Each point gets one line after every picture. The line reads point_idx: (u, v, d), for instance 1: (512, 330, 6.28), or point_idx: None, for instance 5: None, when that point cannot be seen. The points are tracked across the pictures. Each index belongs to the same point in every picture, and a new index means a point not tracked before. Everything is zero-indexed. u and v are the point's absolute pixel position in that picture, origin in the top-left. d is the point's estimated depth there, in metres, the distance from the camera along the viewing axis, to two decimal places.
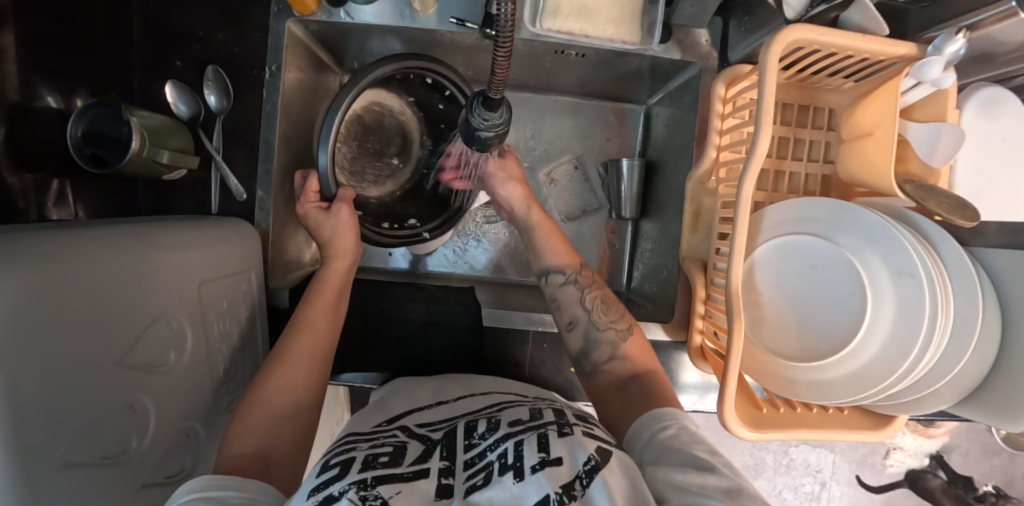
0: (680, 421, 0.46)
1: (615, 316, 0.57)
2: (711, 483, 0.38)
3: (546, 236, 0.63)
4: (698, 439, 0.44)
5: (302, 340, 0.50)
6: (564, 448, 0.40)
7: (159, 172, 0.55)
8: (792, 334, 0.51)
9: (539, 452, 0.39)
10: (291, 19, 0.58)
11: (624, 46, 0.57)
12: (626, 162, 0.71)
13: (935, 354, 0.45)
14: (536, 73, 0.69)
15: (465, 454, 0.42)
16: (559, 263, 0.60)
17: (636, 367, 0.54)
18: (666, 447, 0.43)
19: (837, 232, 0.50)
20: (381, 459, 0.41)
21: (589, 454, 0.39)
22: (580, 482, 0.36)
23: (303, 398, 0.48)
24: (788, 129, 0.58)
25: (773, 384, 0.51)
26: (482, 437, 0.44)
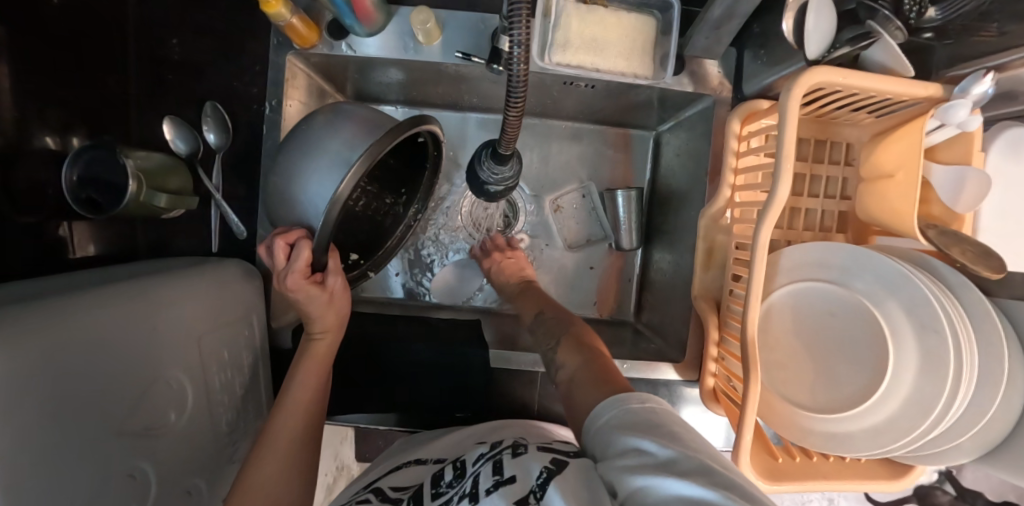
0: (626, 404, 0.36)
1: (556, 332, 0.53)
2: (655, 469, 0.29)
3: (513, 293, 0.64)
4: (645, 417, 0.34)
5: (279, 432, 0.48)
6: (518, 466, 0.37)
7: (157, 213, 0.53)
8: (808, 382, 0.50)
9: (494, 475, 0.37)
10: (291, 51, 0.56)
11: (636, 80, 0.55)
12: (624, 193, 0.69)
13: (959, 411, 0.44)
14: (543, 100, 0.67)
15: (432, 503, 0.40)
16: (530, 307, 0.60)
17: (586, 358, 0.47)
18: (611, 436, 0.34)
19: (853, 278, 0.49)
20: None
21: (542, 464, 0.36)
22: (535, 494, 0.32)
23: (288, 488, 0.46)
24: (805, 165, 0.56)
25: (789, 432, 0.50)
26: (449, 482, 0.42)
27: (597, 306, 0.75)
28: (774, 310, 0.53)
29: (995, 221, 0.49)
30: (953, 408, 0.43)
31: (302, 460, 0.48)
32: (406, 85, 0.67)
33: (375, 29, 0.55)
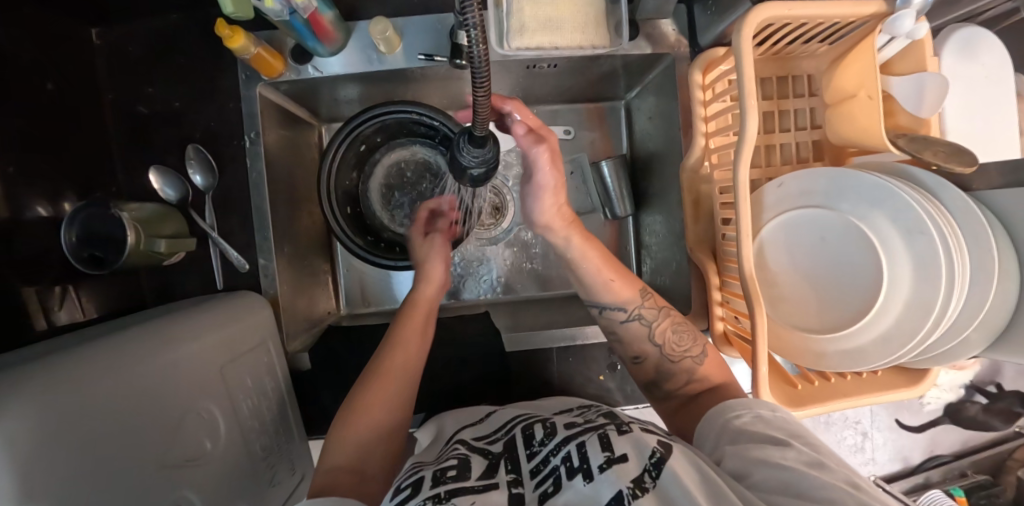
0: (755, 409, 0.44)
1: (689, 347, 0.53)
2: (793, 456, 0.37)
3: (597, 268, 0.56)
4: (777, 424, 0.42)
5: (389, 362, 0.51)
6: (627, 444, 0.40)
7: (159, 259, 0.55)
8: (812, 305, 0.51)
9: (602, 451, 0.39)
10: (260, 83, 0.58)
11: (595, 51, 0.56)
12: (607, 163, 0.70)
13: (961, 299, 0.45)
14: (511, 88, 0.69)
15: (529, 464, 0.42)
16: (613, 300, 0.55)
17: (712, 382, 0.51)
18: (740, 434, 0.42)
19: (836, 199, 0.50)
20: (449, 474, 0.40)
21: (652, 447, 0.39)
22: (649, 474, 0.36)
23: (397, 414, 0.48)
24: (772, 103, 0.58)
25: (803, 359, 0.51)
26: (541, 441, 0.43)
27: None
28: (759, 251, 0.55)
29: (956, 123, 0.51)
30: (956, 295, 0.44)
31: (410, 391, 0.50)
32: (371, 98, 0.69)
33: (337, 48, 0.57)
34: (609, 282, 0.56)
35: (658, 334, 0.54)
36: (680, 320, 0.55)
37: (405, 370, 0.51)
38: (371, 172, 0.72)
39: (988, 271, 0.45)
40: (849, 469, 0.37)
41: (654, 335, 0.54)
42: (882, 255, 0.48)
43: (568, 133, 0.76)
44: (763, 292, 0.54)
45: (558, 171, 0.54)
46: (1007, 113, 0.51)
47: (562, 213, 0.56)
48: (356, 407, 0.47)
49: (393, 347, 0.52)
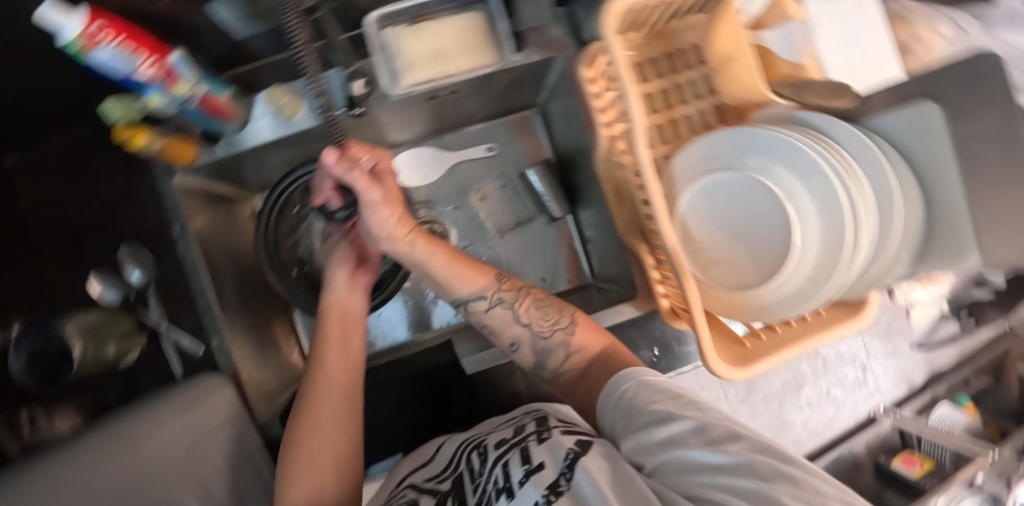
0: (640, 378, 0.46)
1: (557, 319, 0.55)
2: (682, 426, 0.40)
3: (441, 263, 0.55)
4: (661, 389, 0.44)
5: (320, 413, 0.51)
6: (545, 452, 0.43)
7: (113, 362, 0.57)
8: (743, 263, 0.52)
9: (523, 466, 0.43)
10: (176, 173, 0.59)
11: (485, 70, 0.58)
12: (532, 171, 0.72)
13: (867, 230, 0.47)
14: (422, 119, 0.70)
15: (472, 492, 0.46)
16: (471, 290, 0.55)
17: (591, 353, 0.53)
18: (630, 408, 0.44)
19: (739, 158, 0.52)
20: None
21: (567, 448, 0.42)
22: (563, 478, 0.39)
23: (349, 458, 0.50)
24: (665, 80, 0.59)
25: (747, 318, 0.52)
26: (478, 471, 0.48)
27: (556, 278, 0.77)
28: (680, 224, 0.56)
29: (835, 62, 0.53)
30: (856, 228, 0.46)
31: (353, 435, 0.52)
32: (291, 160, 0.70)
33: (242, 121, 0.59)
34: (461, 273, 0.56)
35: (525, 315, 0.55)
36: (542, 296, 0.57)
37: (340, 414, 0.51)
38: (317, 224, 0.72)
39: (890, 196, 0.47)
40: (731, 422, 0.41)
41: (519, 316, 0.55)
42: (785, 203, 0.49)
43: (493, 148, 0.77)
44: (692, 262, 0.56)
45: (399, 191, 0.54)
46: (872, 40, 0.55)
47: (403, 222, 0.54)
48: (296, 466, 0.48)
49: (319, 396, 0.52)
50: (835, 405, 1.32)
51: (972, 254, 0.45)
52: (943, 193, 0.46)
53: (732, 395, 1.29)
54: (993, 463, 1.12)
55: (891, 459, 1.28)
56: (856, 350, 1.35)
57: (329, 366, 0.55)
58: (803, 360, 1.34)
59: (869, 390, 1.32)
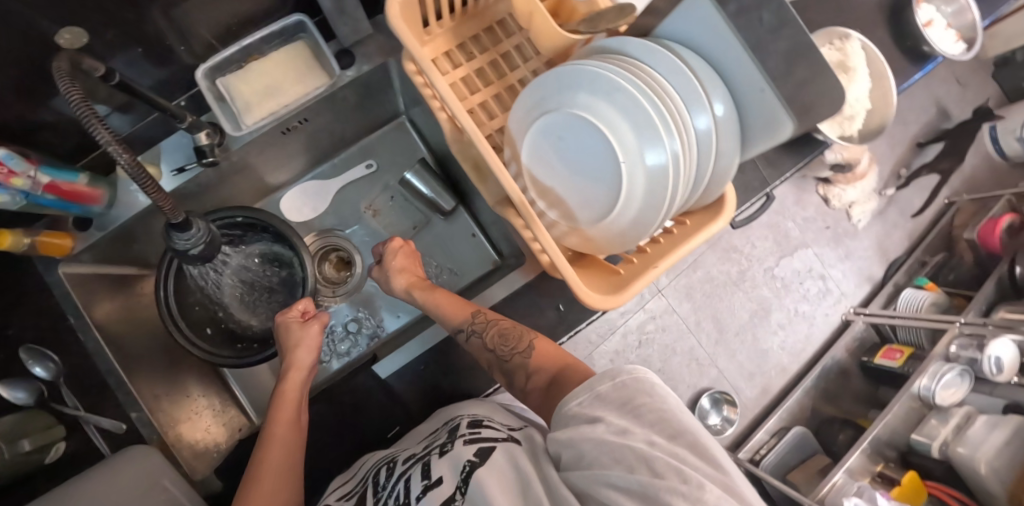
0: (592, 387, 0.49)
1: (515, 343, 0.59)
2: (605, 430, 0.43)
3: (438, 303, 0.64)
4: (607, 398, 0.47)
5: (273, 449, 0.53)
6: (445, 466, 0.52)
7: (37, 460, 0.53)
8: (592, 195, 0.53)
9: (424, 481, 0.52)
10: (60, 266, 0.61)
11: (318, 92, 0.62)
12: (411, 173, 0.74)
13: (679, 128, 0.47)
14: (292, 155, 0.73)
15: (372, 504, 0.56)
16: (450, 322, 0.61)
17: (551, 370, 0.56)
18: (575, 416, 0.48)
19: (558, 97, 0.52)
20: None
21: (466, 462, 0.51)
22: (457, 492, 0.48)
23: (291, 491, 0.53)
24: (489, 53, 0.62)
25: (612, 244, 0.54)
26: (383, 483, 0.57)
27: (467, 268, 0.78)
28: (524, 175, 0.56)
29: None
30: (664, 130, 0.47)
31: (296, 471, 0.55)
32: None
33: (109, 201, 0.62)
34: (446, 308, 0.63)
35: (490, 343, 0.60)
36: (509, 323, 0.61)
37: (289, 454, 0.54)
38: (223, 274, 0.73)
39: (694, 90, 0.47)
40: (665, 427, 0.42)
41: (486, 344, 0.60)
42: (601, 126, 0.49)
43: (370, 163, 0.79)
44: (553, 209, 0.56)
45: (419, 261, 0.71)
46: None
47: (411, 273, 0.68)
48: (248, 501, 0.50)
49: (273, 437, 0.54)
50: (808, 322, 1.39)
51: (784, 122, 0.45)
52: (743, 72, 0.46)
53: (704, 340, 1.33)
54: (961, 331, 1.14)
55: (874, 356, 1.31)
56: (811, 263, 1.40)
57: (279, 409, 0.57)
58: (764, 286, 1.37)
59: (831, 298, 1.41)
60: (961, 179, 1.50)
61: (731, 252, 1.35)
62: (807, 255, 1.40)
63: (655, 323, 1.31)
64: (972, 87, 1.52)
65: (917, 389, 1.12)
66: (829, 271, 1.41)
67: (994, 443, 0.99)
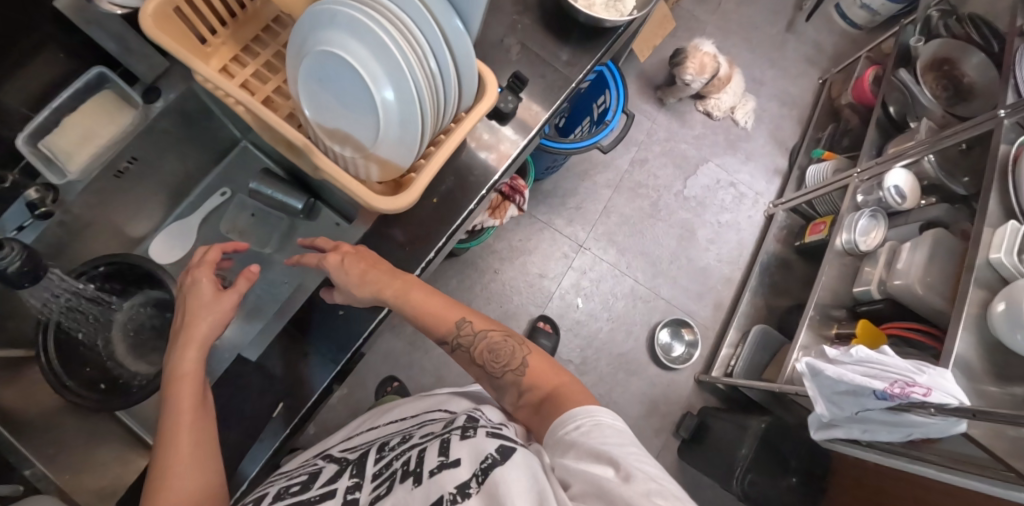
0: (594, 418, 0.51)
1: (508, 359, 0.62)
2: (608, 464, 0.44)
3: (415, 313, 0.62)
4: (608, 432, 0.49)
5: (168, 452, 0.48)
6: (463, 450, 0.49)
7: None
8: (365, 121, 0.53)
9: (439, 458, 0.49)
10: None
11: (134, 127, 0.67)
12: (254, 183, 0.75)
13: (391, 20, 0.48)
14: (141, 196, 0.76)
15: (370, 468, 0.57)
16: (442, 331, 0.63)
17: (545, 389, 0.59)
18: (574, 442, 0.49)
19: (299, 48, 0.53)
20: (292, 488, 0.57)
21: (489, 453, 0.47)
22: (475, 480, 0.45)
23: (209, 486, 0.48)
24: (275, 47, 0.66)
25: (401, 158, 0.55)
26: (390, 450, 0.59)
27: None
28: (313, 129, 0.57)
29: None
30: (377, 25, 0.48)
31: (213, 469, 0.49)
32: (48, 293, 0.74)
33: None
34: (434, 317, 0.63)
35: (479, 357, 0.63)
36: (500, 337, 0.64)
37: (198, 444, 0.49)
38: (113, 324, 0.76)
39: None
40: (659, 470, 0.44)
41: (476, 357, 0.63)
42: (332, 48, 0.50)
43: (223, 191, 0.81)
44: (346, 148, 0.57)
45: (385, 263, 0.61)
46: None
47: (354, 263, 0.59)
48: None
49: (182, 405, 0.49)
50: (735, 229, 1.43)
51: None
52: None
53: (642, 277, 1.35)
54: (860, 181, 1.19)
55: (805, 235, 1.35)
56: (718, 175, 1.46)
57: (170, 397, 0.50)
58: (681, 210, 1.41)
59: (749, 200, 1.46)
60: (824, 58, 1.60)
61: (637, 188, 1.40)
62: (711, 169, 1.46)
63: (590, 276, 1.33)
64: None
65: (842, 241, 1.17)
66: (736, 177, 1.47)
67: (919, 262, 1.00)
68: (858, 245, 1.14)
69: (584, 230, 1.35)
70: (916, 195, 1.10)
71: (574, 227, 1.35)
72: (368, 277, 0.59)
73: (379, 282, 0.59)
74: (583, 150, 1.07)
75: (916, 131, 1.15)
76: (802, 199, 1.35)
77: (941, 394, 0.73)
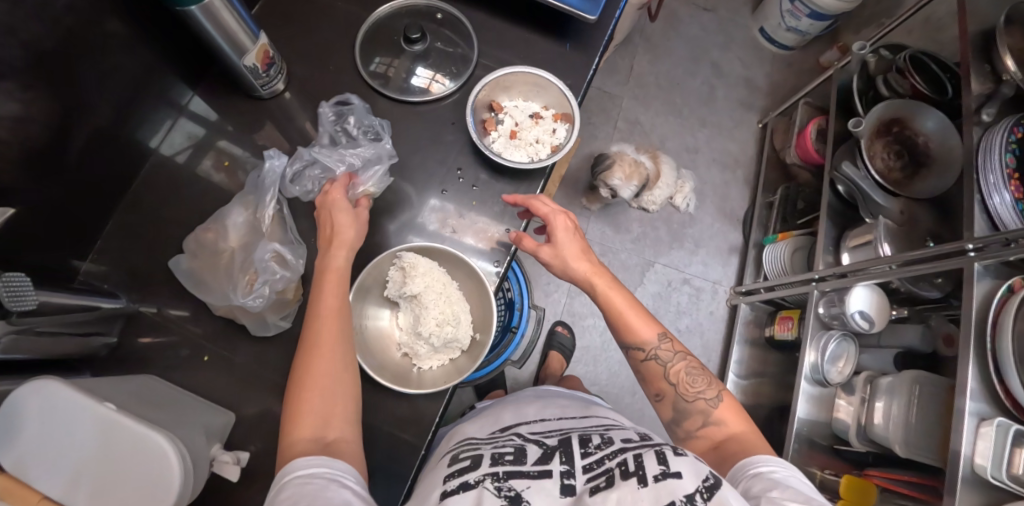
0: (787, 469, 0.51)
1: (703, 389, 0.63)
2: None
3: (619, 318, 0.66)
4: (801, 482, 0.49)
5: (314, 363, 0.50)
6: (683, 464, 0.44)
7: None
8: None
9: (659, 466, 0.44)
10: None
11: None
12: None
13: None
14: None
15: (580, 460, 0.48)
16: (633, 341, 0.65)
17: (729, 430, 0.60)
18: (771, 480, 0.49)
19: None
20: (506, 457, 0.50)
21: (709, 474, 0.44)
22: (701, 497, 0.41)
23: (351, 392, 0.51)
24: None
25: None
26: (598, 448, 0.50)
27: None
28: None
29: (64, 451, 0.45)
30: None
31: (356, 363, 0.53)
32: None
33: None
34: (626, 323, 0.66)
35: (676, 372, 0.64)
36: (695, 364, 0.65)
37: (328, 388, 0.50)
38: None
39: None
40: None
41: (670, 374, 0.64)
42: None
43: None
44: None
45: (604, 264, 0.67)
46: (63, 459, 0.45)
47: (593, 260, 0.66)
48: (309, 376, 0.50)
49: (314, 340, 0.51)
50: (698, 332, 1.29)
51: None
52: None
53: None
54: (821, 292, 1.04)
55: (774, 329, 1.20)
56: (668, 275, 1.30)
57: (324, 294, 0.54)
58: None
59: (706, 294, 1.31)
60: (760, 96, 1.40)
61: (579, 319, 1.28)
62: (658, 271, 1.30)
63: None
64: (721, 8, 1.43)
65: (809, 371, 1.02)
66: (688, 271, 1.31)
67: (897, 415, 0.87)
68: (827, 375, 1.01)
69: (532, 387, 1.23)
70: (883, 315, 0.97)
71: (520, 385, 1.23)
72: (590, 253, 0.67)
73: (594, 261, 0.66)
74: (493, 372, 0.98)
75: (873, 226, 0.97)
76: (762, 295, 1.19)
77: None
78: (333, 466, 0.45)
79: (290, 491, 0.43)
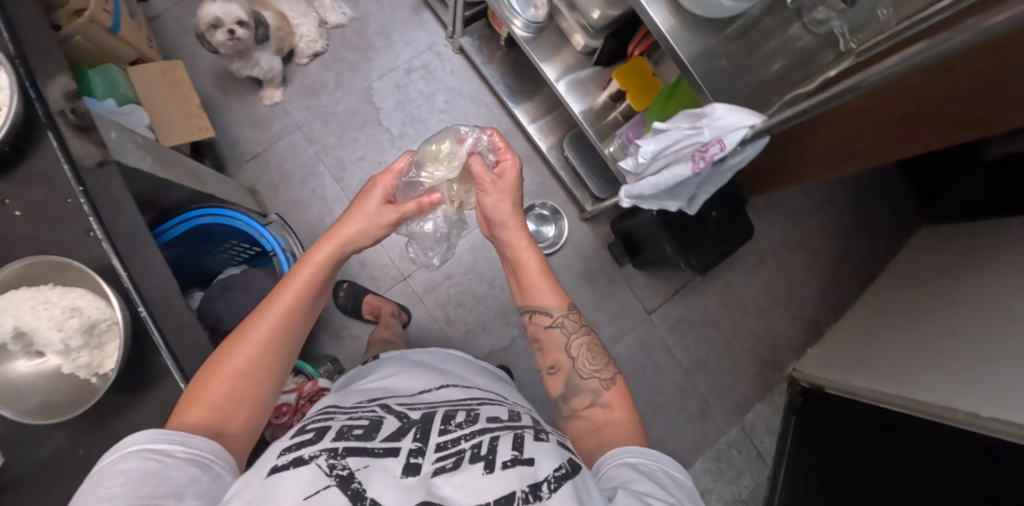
0: (666, 467, 0.43)
1: (600, 368, 0.55)
2: None
3: (525, 266, 0.60)
4: (680, 487, 0.41)
5: (251, 344, 0.47)
6: (539, 450, 0.36)
7: None
8: None
9: (512, 452, 0.36)
10: None
11: None
12: None
13: None
14: None
15: (437, 437, 0.38)
16: (544, 301, 0.58)
17: (615, 416, 0.51)
18: (637, 475, 0.40)
19: None
20: (354, 433, 0.38)
21: (563, 463, 0.36)
22: (547, 485, 0.33)
23: (265, 392, 0.47)
24: None
25: None
26: (458, 426, 0.40)
27: None
28: None
29: None
30: None
31: (291, 345, 0.50)
32: None
33: None
34: (532, 287, 0.59)
35: (581, 345, 0.57)
36: (595, 344, 0.58)
37: (243, 378, 0.45)
38: None
39: None
40: None
41: (570, 347, 0.57)
42: None
43: None
44: None
45: (523, 225, 0.61)
46: None
47: (515, 216, 0.61)
48: (234, 355, 0.46)
49: (259, 326, 0.48)
50: (460, 94, 1.18)
51: None
52: None
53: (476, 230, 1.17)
54: None
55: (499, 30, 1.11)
56: (394, 80, 1.17)
57: (289, 284, 0.51)
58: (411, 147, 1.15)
59: (434, 64, 1.19)
60: None
61: None
62: (381, 85, 1.16)
63: (441, 295, 1.13)
64: None
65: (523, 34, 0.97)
66: (404, 61, 1.18)
67: None
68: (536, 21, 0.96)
69: (390, 276, 1.14)
70: None
71: None
72: (522, 231, 0.61)
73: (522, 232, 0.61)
74: None
75: None
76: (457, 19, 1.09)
77: (732, 131, 0.65)
78: (195, 444, 0.38)
79: (132, 461, 0.34)
